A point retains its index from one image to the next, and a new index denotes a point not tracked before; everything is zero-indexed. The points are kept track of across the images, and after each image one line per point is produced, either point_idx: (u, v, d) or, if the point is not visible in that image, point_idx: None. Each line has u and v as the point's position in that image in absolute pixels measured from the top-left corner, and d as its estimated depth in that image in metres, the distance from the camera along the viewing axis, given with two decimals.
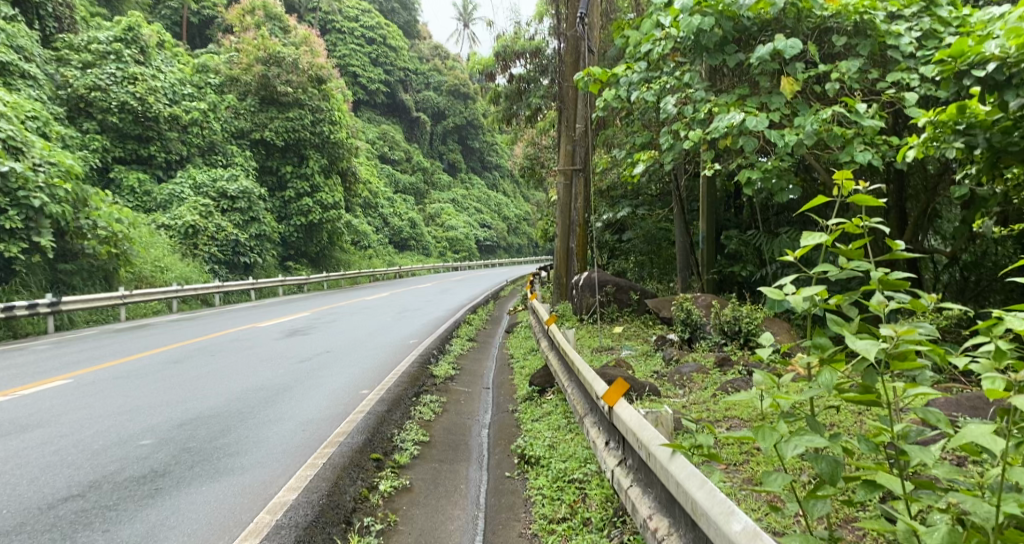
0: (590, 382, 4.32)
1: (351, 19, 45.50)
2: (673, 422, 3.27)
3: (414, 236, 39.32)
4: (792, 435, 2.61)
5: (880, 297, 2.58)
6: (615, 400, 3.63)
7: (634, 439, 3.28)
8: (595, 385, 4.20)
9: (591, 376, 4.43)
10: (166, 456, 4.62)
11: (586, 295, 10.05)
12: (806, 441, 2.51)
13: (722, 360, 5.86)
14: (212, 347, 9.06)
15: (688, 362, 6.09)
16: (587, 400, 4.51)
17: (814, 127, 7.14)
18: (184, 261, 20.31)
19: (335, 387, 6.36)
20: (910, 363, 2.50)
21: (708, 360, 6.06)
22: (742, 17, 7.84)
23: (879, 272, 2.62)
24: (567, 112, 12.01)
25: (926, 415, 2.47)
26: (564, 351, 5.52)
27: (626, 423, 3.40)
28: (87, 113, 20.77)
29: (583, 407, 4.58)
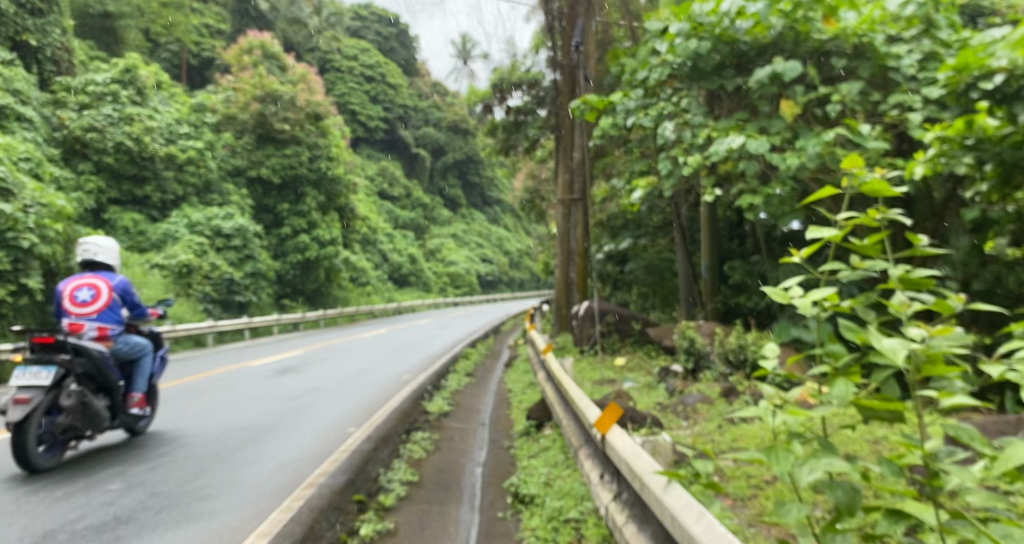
0: (586, 412, 4.06)
1: (350, 59, 45.97)
2: (671, 451, 3.05)
3: (413, 271, 39.10)
4: (808, 457, 2.34)
5: (901, 297, 2.41)
6: (609, 428, 3.49)
7: (629, 471, 3.06)
8: (590, 413, 4.00)
9: (587, 406, 4.17)
10: (131, 502, 4.31)
11: (587, 325, 9.82)
12: (824, 466, 2.23)
13: (729, 390, 5.56)
14: (199, 387, 8.76)
15: (694, 392, 5.77)
16: (584, 433, 4.24)
17: (816, 150, 6.96)
18: (179, 300, 20.01)
19: (322, 424, 6.07)
20: (940, 371, 2.27)
21: (715, 390, 5.74)
22: (740, 41, 7.79)
23: (897, 270, 2.46)
24: (564, 141, 11.87)
25: (958, 432, 2.25)
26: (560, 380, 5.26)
27: (621, 453, 3.19)
28: (83, 154, 20.69)
29: (579, 441, 4.30)
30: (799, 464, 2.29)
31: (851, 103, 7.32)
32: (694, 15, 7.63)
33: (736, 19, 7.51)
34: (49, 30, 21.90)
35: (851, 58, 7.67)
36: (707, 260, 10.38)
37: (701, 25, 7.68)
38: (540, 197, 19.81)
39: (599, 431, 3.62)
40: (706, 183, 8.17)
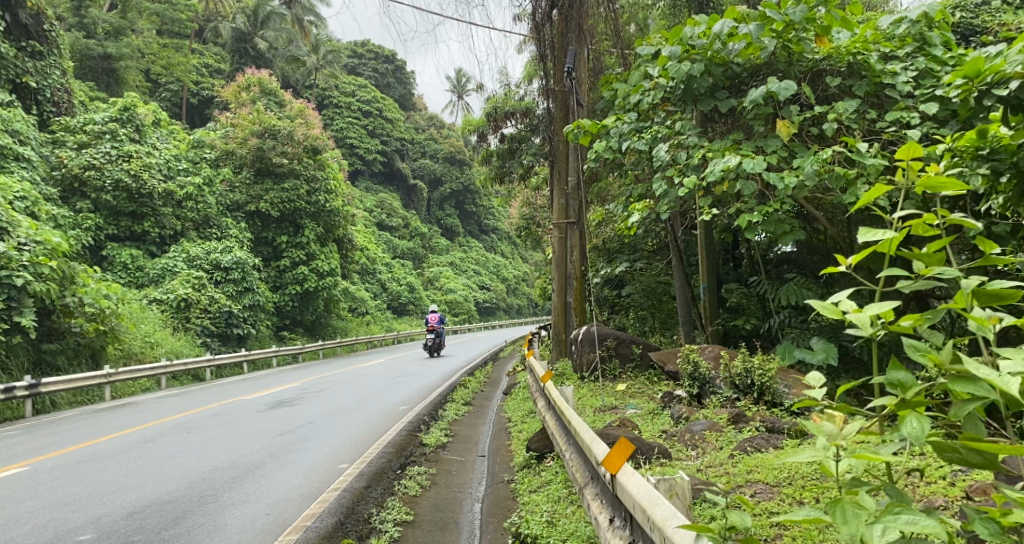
0: (592, 446, 3.83)
1: (347, 93, 46.48)
2: (690, 490, 2.78)
3: (413, 300, 38.89)
4: (883, 512, 2.07)
5: (983, 314, 2.26)
6: (619, 466, 3.23)
7: (645, 517, 2.81)
8: (597, 448, 3.73)
9: (592, 438, 3.94)
10: None
11: (587, 351, 9.55)
12: (902, 525, 2.00)
13: (737, 416, 5.33)
14: (190, 424, 8.51)
15: (699, 419, 5.54)
16: (588, 468, 4.00)
17: (814, 168, 6.81)
18: (176, 335, 19.81)
19: (313, 461, 5.83)
20: None
21: (721, 417, 5.51)
22: (732, 62, 7.72)
23: (971, 281, 2.35)
24: (558, 166, 11.78)
25: None
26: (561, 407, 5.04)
27: (633, 496, 2.95)
28: (81, 192, 20.72)
29: (583, 475, 4.06)
30: (873, 523, 2.05)
31: (849, 121, 7.20)
32: (686, 37, 7.58)
33: (727, 41, 7.47)
34: (48, 71, 22.10)
35: (846, 76, 7.56)
36: (705, 281, 10.17)
37: (693, 48, 7.61)
38: (538, 224, 19.68)
39: (608, 470, 3.35)
40: (704, 205, 8.03)
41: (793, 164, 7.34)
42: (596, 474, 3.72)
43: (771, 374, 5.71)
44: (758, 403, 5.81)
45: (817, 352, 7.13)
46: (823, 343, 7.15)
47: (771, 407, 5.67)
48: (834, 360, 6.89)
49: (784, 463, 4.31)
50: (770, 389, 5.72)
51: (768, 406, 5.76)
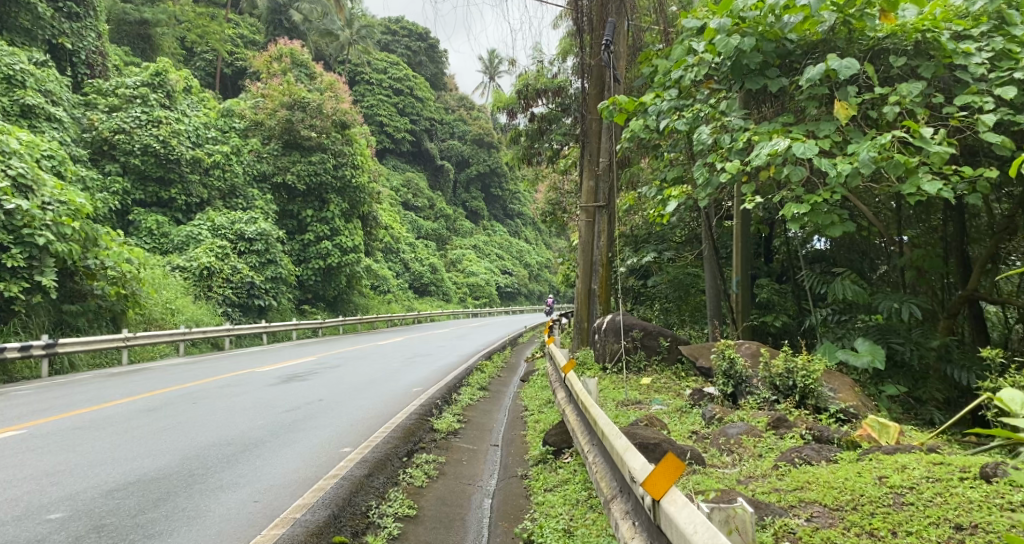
0: (624, 457, 3.41)
1: (380, 70, 46.25)
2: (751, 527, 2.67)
3: (436, 281, 38.59)
4: None
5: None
6: (663, 492, 2.87)
7: None
8: (631, 461, 3.31)
9: (625, 446, 3.50)
10: (69, 538, 3.80)
11: (610, 340, 9.09)
12: None
13: (777, 420, 4.85)
14: (197, 394, 8.23)
15: (734, 422, 5.07)
16: (615, 478, 3.60)
17: (872, 154, 6.28)
18: (196, 304, 19.69)
19: (313, 442, 5.49)
20: None
21: (759, 420, 5.04)
22: (786, 38, 7.23)
23: None
24: (591, 145, 11.29)
25: None
26: (581, 401, 4.61)
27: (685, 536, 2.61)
28: (110, 155, 20.65)
29: (608, 485, 3.65)
30: None
31: (912, 105, 6.68)
32: (737, 10, 7.06)
33: (783, 14, 6.92)
34: (84, 34, 22.04)
35: (911, 56, 7.05)
36: (739, 275, 9.66)
37: (744, 20, 7.09)
38: (564, 209, 19.13)
39: (649, 494, 2.97)
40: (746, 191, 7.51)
41: (847, 150, 6.82)
42: (627, 489, 3.32)
43: (816, 377, 5.26)
44: (799, 407, 5.37)
45: (862, 354, 6.78)
46: (868, 345, 6.81)
47: (816, 414, 5.22)
48: (880, 363, 6.55)
49: (841, 480, 3.85)
50: (814, 393, 5.29)
51: (811, 410, 5.30)
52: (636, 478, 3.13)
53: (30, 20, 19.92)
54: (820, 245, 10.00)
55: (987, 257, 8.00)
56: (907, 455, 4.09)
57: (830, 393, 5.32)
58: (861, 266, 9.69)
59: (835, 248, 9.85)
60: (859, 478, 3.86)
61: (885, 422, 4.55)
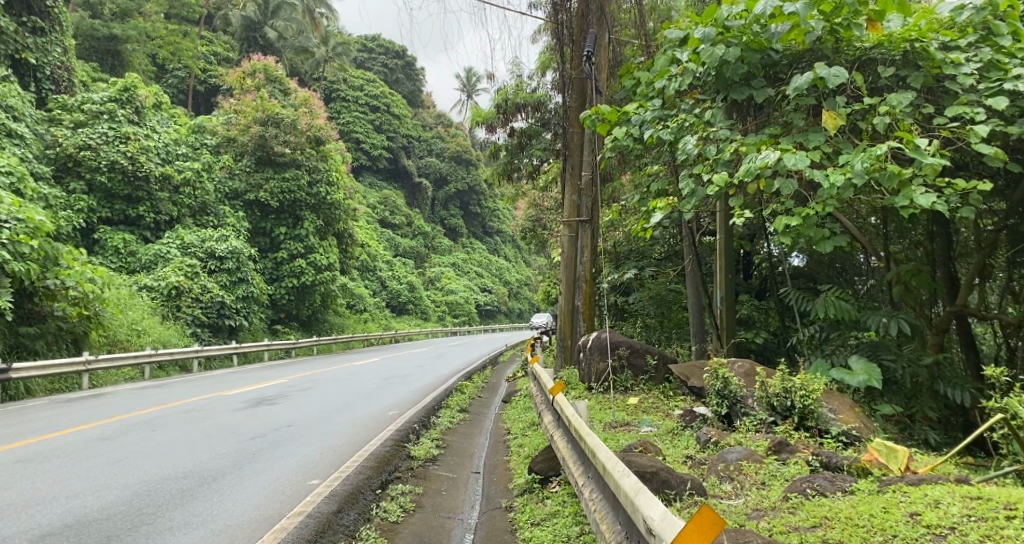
0: (629, 496, 3.06)
1: (356, 88, 46.08)
2: None
3: (413, 299, 38.03)
4: None
5: None
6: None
7: None
8: (645, 507, 2.92)
9: (628, 483, 3.16)
10: None
11: (595, 359, 8.77)
12: None
13: (778, 444, 4.57)
14: (157, 420, 7.77)
15: (733, 446, 4.78)
16: (619, 519, 3.23)
17: (865, 166, 6.07)
18: (164, 324, 19.03)
19: (276, 473, 5.09)
20: None
21: (759, 444, 4.76)
22: (771, 48, 7.04)
23: None
24: (571, 159, 11.00)
25: None
26: (572, 426, 4.25)
27: None
28: (75, 172, 19.99)
29: (611, 527, 3.28)
30: None
31: (902, 115, 6.50)
32: (722, 18, 6.84)
33: (768, 22, 6.73)
34: (49, 49, 21.44)
35: (899, 66, 6.87)
36: (723, 291, 9.41)
37: (729, 29, 6.90)
38: (544, 225, 18.86)
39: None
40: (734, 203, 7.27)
41: (837, 162, 6.61)
42: (637, 535, 2.97)
43: (815, 397, 5.01)
44: (799, 430, 5.11)
45: (857, 374, 6.53)
46: (863, 364, 6.55)
47: (817, 437, 4.96)
48: (875, 381, 6.29)
49: (867, 518, 3.52)
50: (814, 414, 5.03)
51: (811, 432, 5.04)
52: (653, 530, 2.77)
53: None
54: (797, 262, 9.94)
55: (976, 272, 7.82)
56: (935, 487, 3.76)
57: (830, 415, 5.07)
58: (844, 281, 9.56)
59: (817, 262, 9.70)
60: (886, 515, 3.54)
61: (893, 446, 4.28)
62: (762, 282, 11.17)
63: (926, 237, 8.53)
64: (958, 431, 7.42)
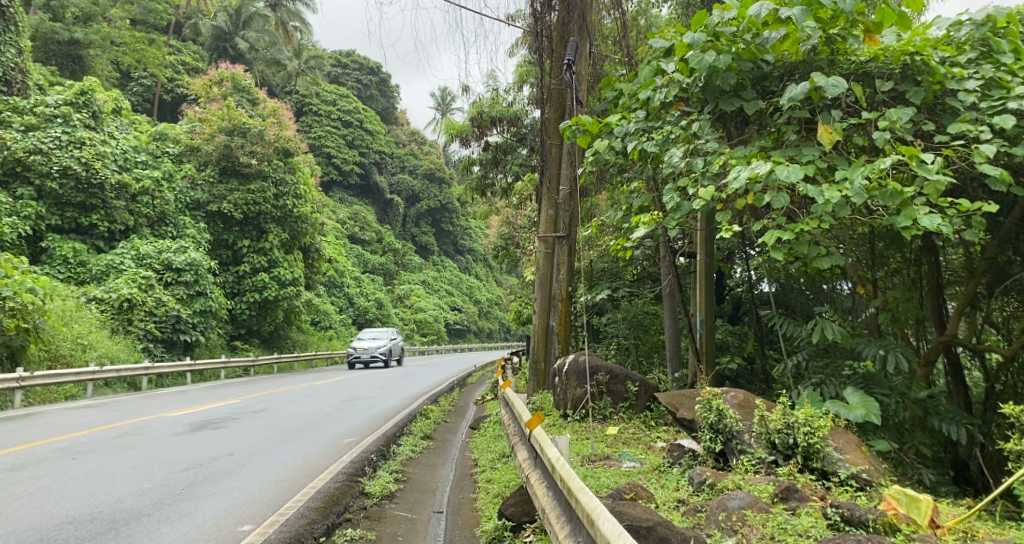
0: None
1: (329, 103, 45.38)
2: None
3: (381, 316, 37.10)
4: None
5: None
6: None
7: None
8: None
9: None
10: None
11: (571, 384, 8.20)
12: None
13: (786, 489, 4.06)
14: (82, 446, 7.00)
15: (735, 490, 4.23)
16: None
17: (864, 182, 5.60)
18: (114, 339, 17.97)
19: (201, 518, 4.42)
20: None
21: (765, 490, 4.23)
22: (762, 59, 6.58)
23: None
24: (549, 172, 10.47)
25: None
26: (558, 473, 3.56)
27: None
28: (24, 178, 18.89)
29: None
30: None
31: (902, 131, 6.01)
32: (712, 25, 6.41)
33: (761, 30, 6.28)
34: (3, 49, 20.42)
35: (897, 81, 6.37)
36: (703, 314, 8.92)
37: (720, 36, 6.45)
38: (517, 244, 18.29)
39: None
40: (722, 218, 6.78)
41: (832, 178, 6.13)
42: None
43: (821, 435, 4.57)
44: (802, 471, 4.64)
45: (853, 407, 5.93)
46: (860, 397, 5.97)
47: (824, 481, 4.50)
48: (876, 417, 5.71)
49: None
50: (819, 454, 4.57)
51: (817, 475, 4.55)
52: None
53: None
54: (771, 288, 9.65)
55: (967, 301, 7.41)
56: None
57: (836, 455, 4.61)
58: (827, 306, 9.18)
59: (796, 288, 9.26)
60: None
61: (914, 495, 3.88)
62: (736, 307, 10.97)
63: (903, 265, 8.12)
64: (950, 469, 7.05)
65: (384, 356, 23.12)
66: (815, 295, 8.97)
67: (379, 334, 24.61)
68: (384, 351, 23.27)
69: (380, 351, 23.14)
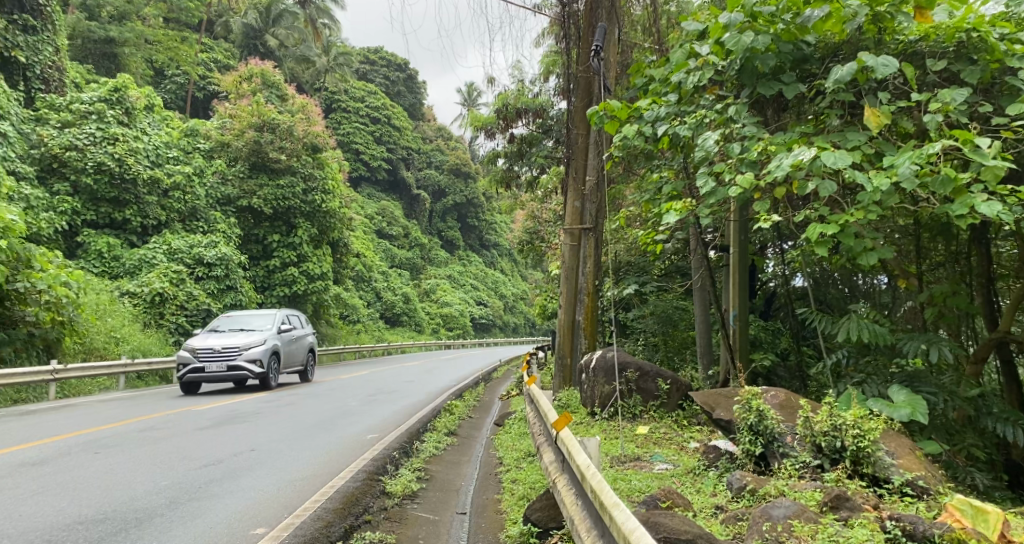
0: None
1: (358, 99, 45.49)
2: None
3: (408, 311, 37.11)
4: None
5: None
6: None
7: None
8: None
9: None
10: None
11: (599, 381, 7.93)
12: None
13: (836, 497, 3.82)
14: (105, 440, 6.92)
15: (780, 498, 3.96)
16: None
17: (915, 167, 5.25)
18: (146, 332, 18.11)
19: (214, 520, 4.27)
20: None
21: (812, 497, 3.98)
22: (803, 40, 6.24)
23: None
24: (576, 162, 10.21)
25: None
26: (589, 481, 3.31)
27: None
28: (60, 173, 19.10)
29: None
30: None
31: (957, 113, 5.63)
32: (750, 4, 6.06)
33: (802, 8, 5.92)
34: (41, 47, 20.70)
35: (950, 60, 5.98)
36: (737, 309, 8.57)
37: (758, 16, 6.10)
38: (543, 239, 18.02)
39: None
40: (760, 208, 6.46)
41: (879, 165, 5.78)
42: None
43: (872, 438, 4.38)
44: (852, 477, 4.43)
45: (899, 406, 5.50)
46: (908, 396, 5.56)
47: (875, 488, 4.29)
48: (924, 416, 5.31)
49: None
50: (870, 459, 4.38)
51: (868, 482, 4.34)
52: None
53: None
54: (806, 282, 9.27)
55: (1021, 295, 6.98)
56: None
57: (888, 459, 4.39)
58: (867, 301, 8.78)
59: (830, 283, 8.89)
60: None
61: (981, 506, 3.55)
62: (770, 302, 10.60)
63: (946, 258, 7.64)
64: (1005, 473, 6.69)
65: (260, 365, 12.50)
66: (850, 290, 8.60)
67: (249, 324, 13.30)
68: (262, 356, 12.58)
69: (252, 357, 12.42)
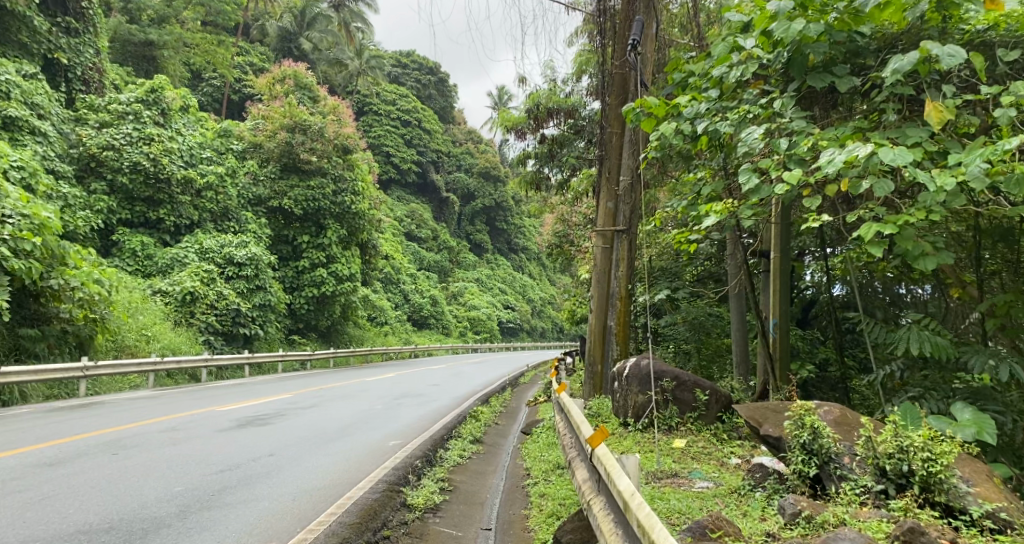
0: None
1: (389, 102, 45.59)
2: None
3: (435, 313, 36.95)
4: None
5: None
6: None
7: None
8: None
9: None
10: None
11: (633, 390, 7.56)
12: None
13: (909, 531, 3.47)
14: (124, 441, 6.75)
15: (845, 528, 3.64)
16: None
17: (984, 164, 4.82)
18: (176, 330, 18.07)
19: (224, 533, 4.06)
20: None
21: (881, 528, 3.66)
22: (858, 30, 5.83)
23: None
24: (609, 161, 9.84)
25: None
26: (633, 513, 2.98)
27: None
28: (97, 172, 19.27)
29: None
30: None
31: None
32: None
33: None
34: (82, 49, 20.98)
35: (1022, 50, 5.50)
36: (777, 317, 8.12)
37: (808, 4, 5.69)
38: (572, 242, 17.67)
39: None
40: (808, 207, 6.06)
41: (942, 163, 5.34)
42: None
43: (945, 463, 4.04)
44: (922, 504, 4.09)
45: (965, 424, 5.08)
46: (973, 414, 5.14)
47: (949, 519, 3.97)
48: (992, 436, 4.90)
49: None
50: (942, 486, 4.05)
51: (940, 514, 4.00)
52: None
53: (27, 34, 18.88)
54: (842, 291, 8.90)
55: None
56: None
57: (963, 487, 4.06)
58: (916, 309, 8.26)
59: (873, 291, 8.38)
60: None
61: None
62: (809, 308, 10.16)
63: (1005, 267, 6.91)
64: None
65: None
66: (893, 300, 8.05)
67: None
68: None
69: None
